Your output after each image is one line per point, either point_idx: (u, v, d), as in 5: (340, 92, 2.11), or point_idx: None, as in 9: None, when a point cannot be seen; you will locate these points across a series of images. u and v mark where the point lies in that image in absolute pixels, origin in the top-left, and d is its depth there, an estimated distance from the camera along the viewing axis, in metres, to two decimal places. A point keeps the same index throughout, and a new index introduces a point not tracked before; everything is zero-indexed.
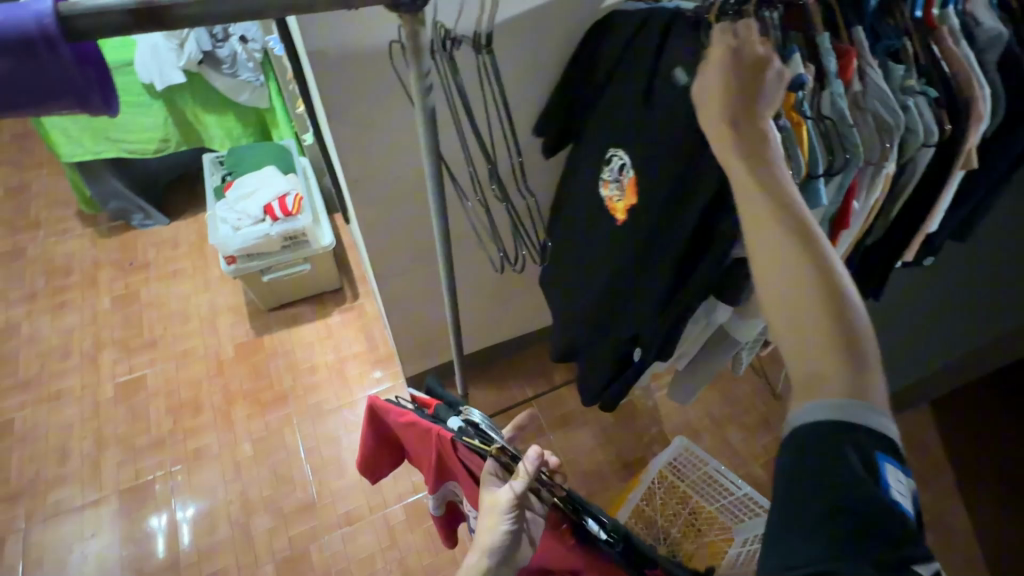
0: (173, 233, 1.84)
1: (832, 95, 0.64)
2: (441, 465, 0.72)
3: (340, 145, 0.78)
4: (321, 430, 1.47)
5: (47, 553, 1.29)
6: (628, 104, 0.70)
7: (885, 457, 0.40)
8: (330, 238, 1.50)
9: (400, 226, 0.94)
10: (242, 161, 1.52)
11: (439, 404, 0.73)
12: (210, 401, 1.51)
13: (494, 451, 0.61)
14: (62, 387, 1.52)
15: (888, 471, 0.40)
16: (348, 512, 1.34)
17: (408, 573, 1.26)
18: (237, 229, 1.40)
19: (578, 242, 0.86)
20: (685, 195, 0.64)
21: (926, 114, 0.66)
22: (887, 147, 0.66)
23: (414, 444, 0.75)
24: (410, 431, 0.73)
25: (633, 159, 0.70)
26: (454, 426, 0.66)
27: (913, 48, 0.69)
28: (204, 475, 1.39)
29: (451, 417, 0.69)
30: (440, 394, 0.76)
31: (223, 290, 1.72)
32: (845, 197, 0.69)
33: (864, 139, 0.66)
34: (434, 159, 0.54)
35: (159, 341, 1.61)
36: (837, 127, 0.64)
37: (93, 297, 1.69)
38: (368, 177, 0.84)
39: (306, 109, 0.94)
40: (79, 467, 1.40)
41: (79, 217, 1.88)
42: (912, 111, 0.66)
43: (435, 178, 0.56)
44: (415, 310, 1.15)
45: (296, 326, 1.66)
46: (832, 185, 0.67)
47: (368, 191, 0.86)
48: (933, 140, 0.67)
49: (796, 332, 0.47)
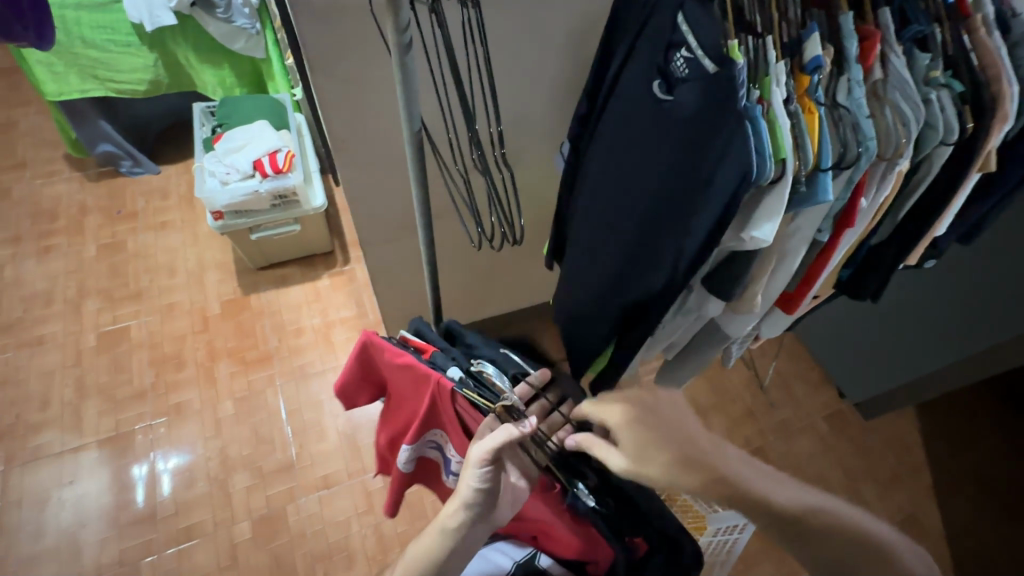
0: (163, 183, 1.80)
1: (850, 81, 0.61)
2: (430, 414, 0.70)
3: (325, 101, 0.74)
4: (305, 392, 1.46)
5: (25, 496, 1.29)
6: (638, 79, 0.68)
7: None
8: (321, 199, 1.46)
9: (388, 191, 0.91)
10: (233, 113, 1.47)
11: (437, 351, 0.70)
12: (194, 356, 1.50)
13: (498, 408, 0.60)
14: (45, 332, 1.51)
15: None
16: (326, 476, 1.34)
17: (383, 539, 1.27)
18: (225, 183, 1.36)
19: (579, 218, 0.83)
20: (697, 177, 0.60)
21: (948, 110, 0.62)
22: (904, 142, 0.61)
23: (405, 389, 0.74)
24: (401, 373, 0.70)
25: (640, 136, 0.68)
26: (455, 376, 0.64)
27: (943, 36, 0.65)
28: (185, 429, 1.39)
29: (452, 367, 0.67)
30: (435, 341, 0.73)
31: (212, 245, 1.69)
32: (853, 193, 0.65)
33: (881, 131, 0.61)
34: (413, 123, 0.50)
35: (144, 292, 1.59)
36: (852, 117, 0.61)
37: (79, 243, 1.66)
38: (357, 139, 0.80)
39: (295, 60, 0.89)
40: (59, 413, 1.39)
41: (67, 160, 1.83)
42: (933, 106, 0.61)
43: (413, 142, 0.52)
44: (402, 279, 1.12)
45: (285, 286, 1.64)
46: (840, 180, 0.64)
47: (355, 154, 0.82)
48: (952, 138, 0.63)
49: None
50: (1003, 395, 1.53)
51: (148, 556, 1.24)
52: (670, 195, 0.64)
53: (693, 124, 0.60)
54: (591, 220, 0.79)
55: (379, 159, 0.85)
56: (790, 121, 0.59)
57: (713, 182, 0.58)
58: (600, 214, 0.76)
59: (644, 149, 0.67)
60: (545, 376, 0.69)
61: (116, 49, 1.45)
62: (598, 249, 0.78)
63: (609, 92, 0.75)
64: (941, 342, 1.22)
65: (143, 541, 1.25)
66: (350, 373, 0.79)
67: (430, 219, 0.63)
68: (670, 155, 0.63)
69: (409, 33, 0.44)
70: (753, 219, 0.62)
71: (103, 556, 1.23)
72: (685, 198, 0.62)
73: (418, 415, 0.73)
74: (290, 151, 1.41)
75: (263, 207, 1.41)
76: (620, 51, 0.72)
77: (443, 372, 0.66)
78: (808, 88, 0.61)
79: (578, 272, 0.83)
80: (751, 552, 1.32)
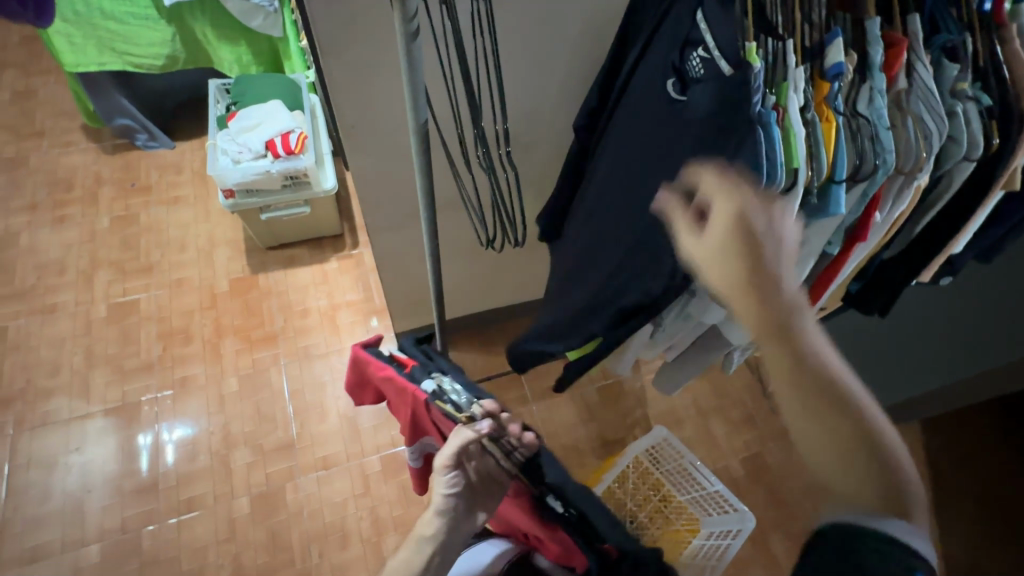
0: (177, 158, 1.80)
1: (871, 90, 0.59)
2: (417, 419, 0.74)
3: (333, 87, 0.73)
4: (308, 373, 1.48)
5: (33, 459, 1.33)
6: (652, 78, 0.66)
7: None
8: (332, 182, 1.46)
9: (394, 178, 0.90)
10: (248, 91, 1.46)
11: (415, 363, 0.73)
12: (201, 332, 1.51)
13: (463, 419, 0.64)
14: (57, 301, 1.53)
15: None
16: (325, 457, 1.36)
17: (378, 522, 1.29)
18: (237, 162, 1.36)
19: (584, 218, 0.82)
20: None
21: (974, 124, 0.60)
22: (924, 157, 0.59)
23: (395, 397, 0.78)
24: (388, 386, 0.76)
25: (648, 138, 0.67)
26: (428, 388, 0.67)
27: (975, 45, 0.62)
28: (190, 403, 1.41)
29: (426, 379, 0.70)
30: (416, 354, 0.77)
31: (223, 222, 1.70)
32: (867, 207, 0.64)
33: (901, 144, 0.60)
34: (416, 113, 0.50)
35: (154, 266, 1.60)
36: (871, 128, 0.59)
37: (93, 214, 1.68)
38: (365, 126, 0.80)
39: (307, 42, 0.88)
40: (68, 381, 1.42)
41: (84, 131, 1.84)
42: (958, 119, 0.60)
43: (418, 135, 0.52)
44: (408, 267, 1.12)
45: (293, 267, 1.65)
46: (854, 193, 0.62)
47: (363, 141, 0.82)
48: (975, 154, 0.61)
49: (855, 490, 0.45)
50: (1014, 414, 1.50)
51: (149, 525, 1.26)
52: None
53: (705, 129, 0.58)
54: (594, 222, 0.79)
55: (387, 146, 0.84)
56: (805, 130, 0.57)
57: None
58: (606, 214, 0.75)
59: (652, 150, 0.66)
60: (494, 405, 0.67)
61: (135, 22, 1.46)
62: (598, 252, 0.77)
63: (622, 89, 0.73)
64: (951, 359, 1.19)
65: (144, 510, 1.28)
66: (353, 386, 0.85)
67: (433, 212, 0.63)
68: (678, 158, 0.62)
69: (417, 22, 0.43)
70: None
71: (106, 522, 1.26)
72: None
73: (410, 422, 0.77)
74: (303, 132, 1.41)
75: (274, 187, 1.41)
76: (636, 48, 0.71)
77: (418, 384, 0.69)
78: (827, 96, 0.59)
79: (581, 272, 0.82)
80: (744, 557, 1.32)
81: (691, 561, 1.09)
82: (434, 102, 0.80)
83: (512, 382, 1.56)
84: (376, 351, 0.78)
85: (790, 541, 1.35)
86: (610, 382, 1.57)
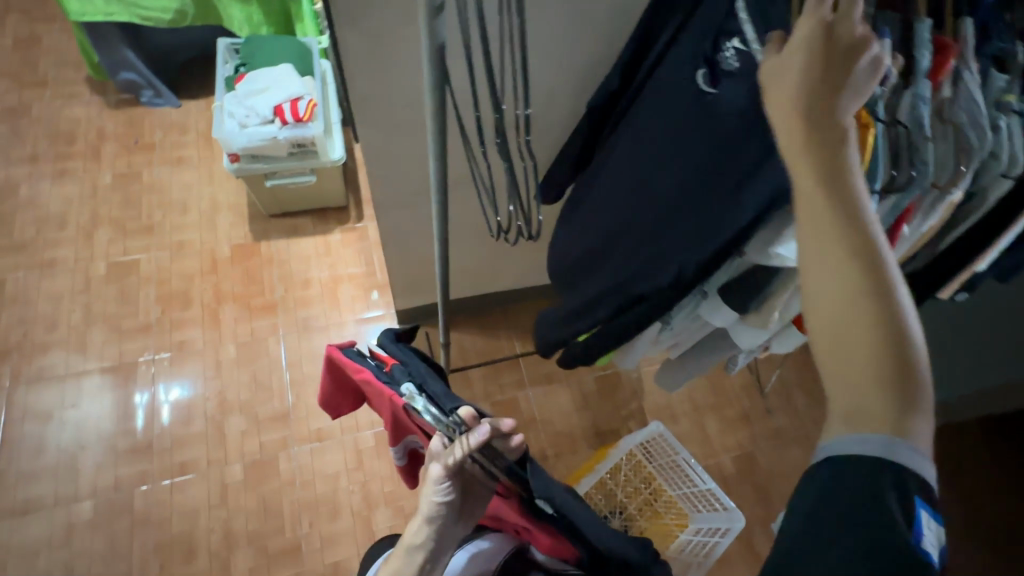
0: (182, 118, 1.77)
1: (915, 97, 0.56)
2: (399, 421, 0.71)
3: (347, 55, 0.70)
4: (307, 345, 1.47)
5: (28, 412, 1.33)
6: (682, 66, 0.63)
7: (923, 501, 0.38)
8: (339, 152, 1.43)
9: (404, 154, 0.87)
10: (258, 53, 1.42)
11: (394, 363, 0.70)
12: (201, 297, 1.50)
13: (443, 429, 0.58)
14: (56, 256, 1.51)
15: (922, 517, 0.38)
16: (319, 429, 1.36)
17: (369, 497, 1.29)
18: (243, 126, 1.33)
19: (593, 209, 0.79)
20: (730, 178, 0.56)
21: (1016, 139, 0.58)
22: (961, 171, 0.58)
23: (376, 400, 0.75)
24: (366, 387, 0.73)
25: (672, 129, 0.64)
26: (406, 392, 0.63)
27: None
28: (186, 367, 1.41)
29: (405, 381, 0.65)
30: (396, 351, 0.72)
31: (227, 187, 1.67)
32: (896, 220, 0.61)
33: (938, 156, 0.58)
34: (437, 89, 0.47)
35: (156, 227, 1.58)
36: (911, 137, 0.56)
37: (95, 170, 1.65)
38: (377, 98, 0.77)
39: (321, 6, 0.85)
40: (65, 337, 1.41)
41: (88, 83, 1.80)
42: (1002, 134, 0.57)
43: (435, 112, 0.49)
44: (413, 246, 1.10)
45: (296, 237, 1.62)
46: (885, 204, 0.60)
47: (375, 114, 0.79)
48: (1016, 171, 0.59)
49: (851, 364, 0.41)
50: None
51: (142, 486, 1.27)
52: (703, 191, 0.59)
53: (734, 126, 0.57)
54: (604, 213, 0.76)
55: (399, 119, 0.81)
56: None
57: (745, 186, 0.55)
58: (616, 206, 0.73)
59: (673, 145, 0.64)
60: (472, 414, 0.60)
61: None
62: (607, 245, 0.75)
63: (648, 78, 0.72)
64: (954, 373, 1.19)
65: (137, 470, 1.29)
66: (328, 388, 0.84)
67: (444, 194, 0.61)
68: (702, 154, 0.60)
69: None
70: (782, 232, 0.56)
71: (100, 480, 1.27)
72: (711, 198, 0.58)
73: (391, 421, 0.75)
74: (313, 99, 1.37)
75: (280, 154, 1.38)
76: (666, 34, 0.69)
77: (395, 387, 0.66)
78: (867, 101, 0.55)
79: (584, 264, 0.80)
80: (729, 554, 1.34)
81: (677, 555, 1.10)
82: (453, 76, 0.77)
83: (510, 366, 1.56)
84: (354, 353, 0.75)
85: None
86: (608, 373, 1.57)
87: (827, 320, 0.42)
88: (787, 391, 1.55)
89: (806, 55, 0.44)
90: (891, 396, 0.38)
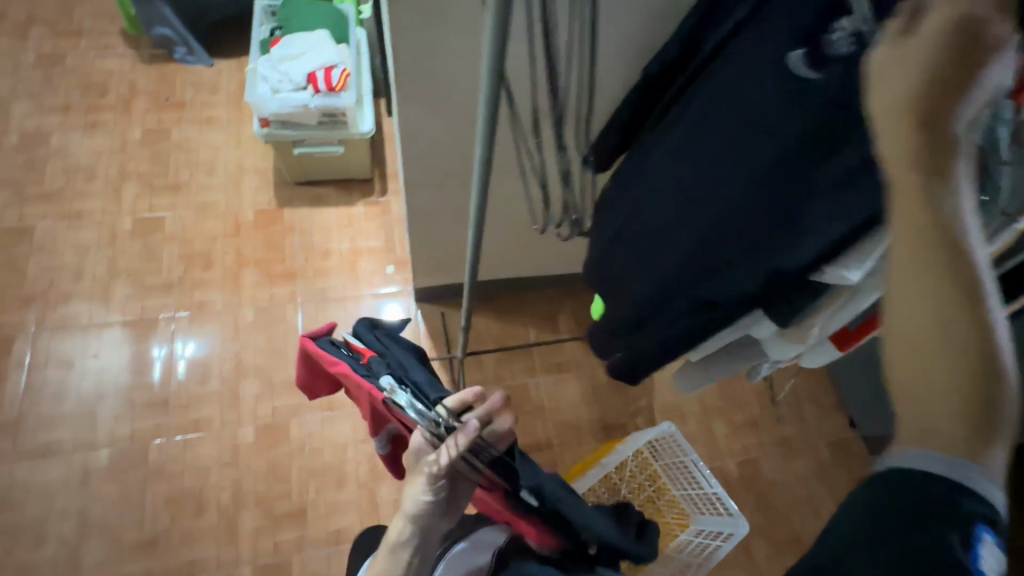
0: (214, 77, 1.76)
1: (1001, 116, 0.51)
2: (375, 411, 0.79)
3: (393, 27, 0.69)
4: (323, 317, 1.49)
5: (51, 359, 1.36)
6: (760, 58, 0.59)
7: (987, 528, 0.35)
8: (369, 125, 1.41)
9: (440, 132, 0.86)
10: (294, 17, 1.40)
11: (372, 356, 0.77)
12: (222, 259, 1.51)
13: (427, 422, 0.69)
14: (83, 207, 1.52)
15: (983, 544, 0.35)
16: (331, 399, 1.38)
17: (375, 470, 1.31)
18: (276, 91, 1.32)
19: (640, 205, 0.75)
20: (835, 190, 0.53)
21: None
22: None
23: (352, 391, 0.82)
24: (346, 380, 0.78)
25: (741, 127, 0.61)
26: (385, 386, 0.71)
27: None
28: (205, 327, 1.43)
29: (384, 376, 0.73)
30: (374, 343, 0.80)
31: (254, 151, 1.67)
32: None
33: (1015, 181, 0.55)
34: (497, 62, 0.45)
35: (182, 186, 1.59)
36: (987, 159, 0.53)
37: (125, 123, 1.65)
38: (420, 74, 0.75)
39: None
40: (90, 288, 1.43)
41: (122, 35, 1.79)
42: None
43: (489, 104, 0.49)
44: (438, 226, 1.10)
45: (319, 207, 1.62)
46: None
47: (415, 90, 0.78)
48: None
49: (927, 389, 0.36)
50: None
51: (156, 440, 1.30)
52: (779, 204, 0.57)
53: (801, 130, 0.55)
54: (656, 213, 0.71)
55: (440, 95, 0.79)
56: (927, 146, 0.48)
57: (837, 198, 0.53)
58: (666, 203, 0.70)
59: (736, 143, 0.61)
60: (464, 398, 0.74)
61: None
62: (661, 248, 0.71)
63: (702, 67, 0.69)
64: None
65: (152, 424, 1.31)
66: (304, 375, 0.87)
67: (487, 180, 0.58)
68: (770, 157, 0.58)
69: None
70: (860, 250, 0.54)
71: (115, 431, 1.30)
72: (796, 204, 0.56)
73: (372, 411, 0.81)
74: (346, 68, 1.35)
75: (309, 122, 1.37)
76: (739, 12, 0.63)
77: (375, 381, 0.73)
78: None
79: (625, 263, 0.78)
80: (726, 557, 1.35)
81: (676, 555, 1.11)
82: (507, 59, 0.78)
83: (522, 353, 1.56)
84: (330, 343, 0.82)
85: (773, 548, 1.37)
86: None
87: (904, 340, 0.36)
88: (798, 402, 1.53)
89: (930, 39, 0.33)
90: (969, 432, 0.34)
